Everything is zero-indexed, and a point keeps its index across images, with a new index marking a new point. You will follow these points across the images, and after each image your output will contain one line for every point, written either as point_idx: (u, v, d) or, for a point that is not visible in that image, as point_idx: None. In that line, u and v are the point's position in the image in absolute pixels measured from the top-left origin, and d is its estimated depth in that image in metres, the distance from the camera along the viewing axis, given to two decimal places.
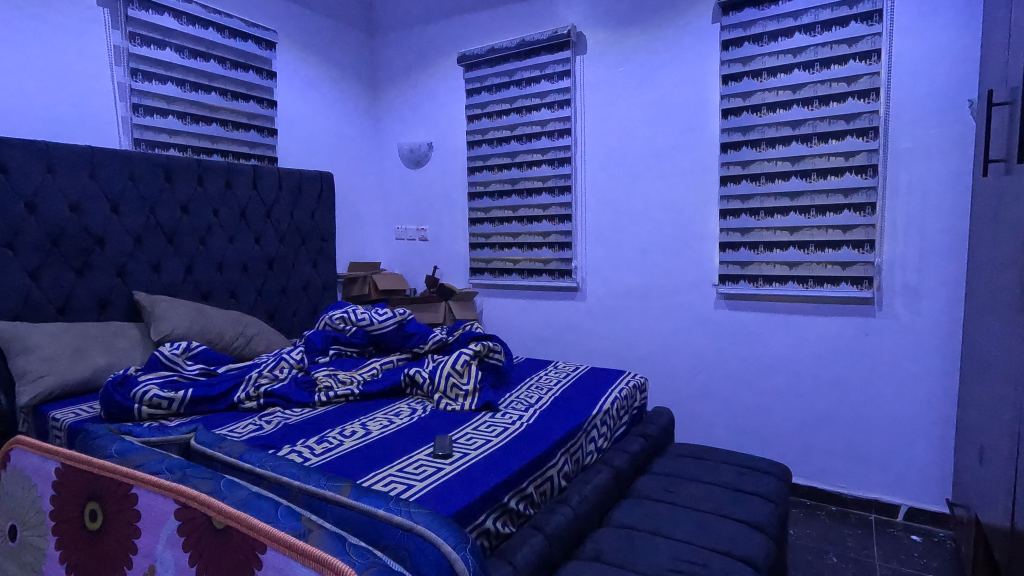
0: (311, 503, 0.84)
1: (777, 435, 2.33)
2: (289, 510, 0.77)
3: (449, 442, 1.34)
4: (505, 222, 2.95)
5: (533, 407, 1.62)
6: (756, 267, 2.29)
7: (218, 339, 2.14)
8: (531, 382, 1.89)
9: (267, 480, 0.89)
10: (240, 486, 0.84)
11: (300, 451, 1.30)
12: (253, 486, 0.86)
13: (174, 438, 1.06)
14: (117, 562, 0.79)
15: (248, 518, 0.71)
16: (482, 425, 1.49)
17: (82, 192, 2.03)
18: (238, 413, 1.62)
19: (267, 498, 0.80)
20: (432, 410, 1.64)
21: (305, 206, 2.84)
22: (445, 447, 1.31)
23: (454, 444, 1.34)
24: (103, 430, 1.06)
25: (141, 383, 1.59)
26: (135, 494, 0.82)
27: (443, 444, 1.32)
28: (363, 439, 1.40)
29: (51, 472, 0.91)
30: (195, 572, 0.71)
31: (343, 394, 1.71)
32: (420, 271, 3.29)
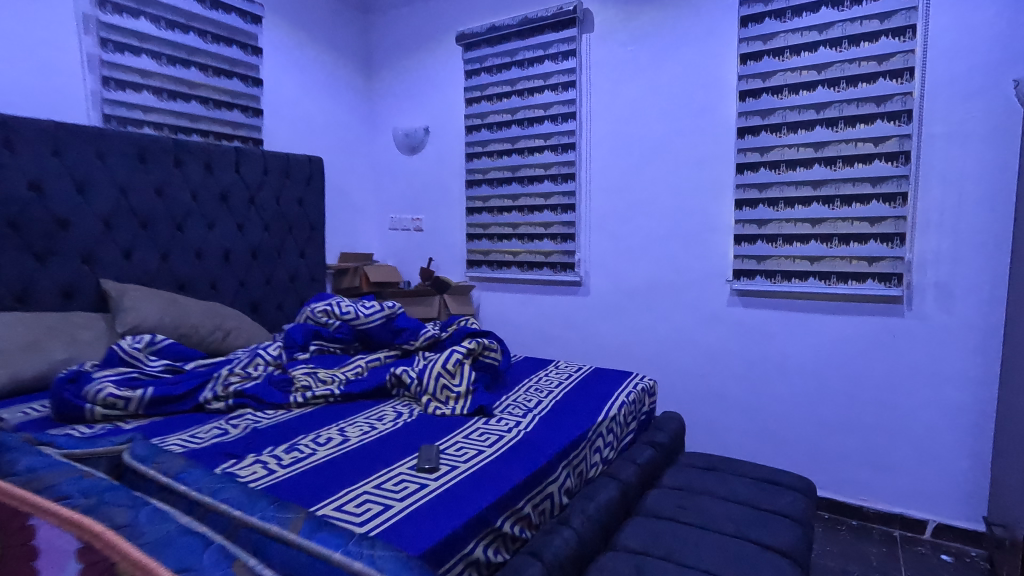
0: (253, 540, 0.67)
1: (794, 444, 2.17)
2: (220, 553, 0.60)
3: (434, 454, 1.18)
4: (504, 211, 2.78)
5: (532, 412, 1.46)
6: (774, 261, 2.12)
7: (193, 332, 1.98)
8: (529, 383, 1.73)
9: (204, 507, 0.73)
10: (165, 517, 0.67)
11: (265, 465, 1.14)
12: (184, 516, 0.69)
13: (103, 452, 0.88)
14: None
15: None
16: (476, 433, 1.33)
17: (44, 169, 1.87)
18: (204, 415, 1.45)
19: (196, 535, 0.64)
20: (420, 414, 1.47)
21: (292, 191, 2.67)
22: (430, 461, 1.15)
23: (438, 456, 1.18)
24: (17, 439, 0.88)
25: (96, 380, 1.43)
26: (33, 526, 0.66)
27: (427, 458, 1.16)
28: (339, 448, 1.23)
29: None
30: None
31: (322, 395, 1.55)
32: (414, 262, 3.12)
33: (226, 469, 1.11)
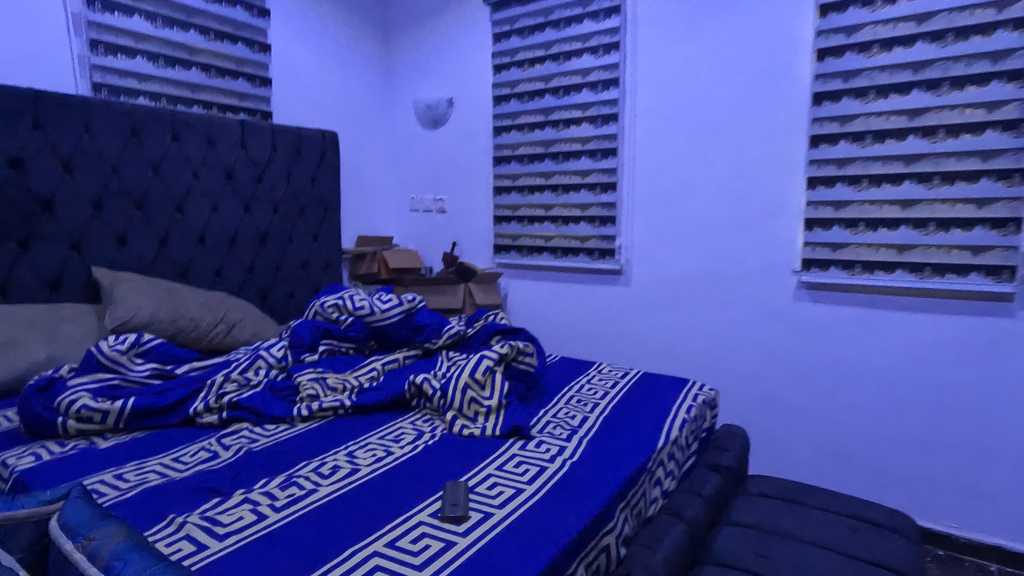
0: None
1: (868, 460, 1.89)
2: None
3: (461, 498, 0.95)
4: (536, 191, 2.51)
5: (577, 434, 1.22)
6: (853, 250, 1.82)
7: (192, 327, 1.78)
8: (570, 393, 1.48)
9: None
10: None
11: (254, 509, 0.92)
12: None
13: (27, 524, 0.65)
14: None
15: None
16: (512, 463, 1.09)
17: (24, 144, 1.67)
18: (194, 430, 1.25)
19: None
20: (444, 433, 1.24)
21: (304, 169, 2.44)
22: (457, 508, 0.92)
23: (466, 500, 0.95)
24: None
25: (69, 390, 1.23)
26: None
27: (452, 504, 0.92)
28: (346, 483, 1.01)
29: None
30: None
31: (331, 407, 1.33)
32: (437, 246, 2.88)
33: (206, 515, 0.90)
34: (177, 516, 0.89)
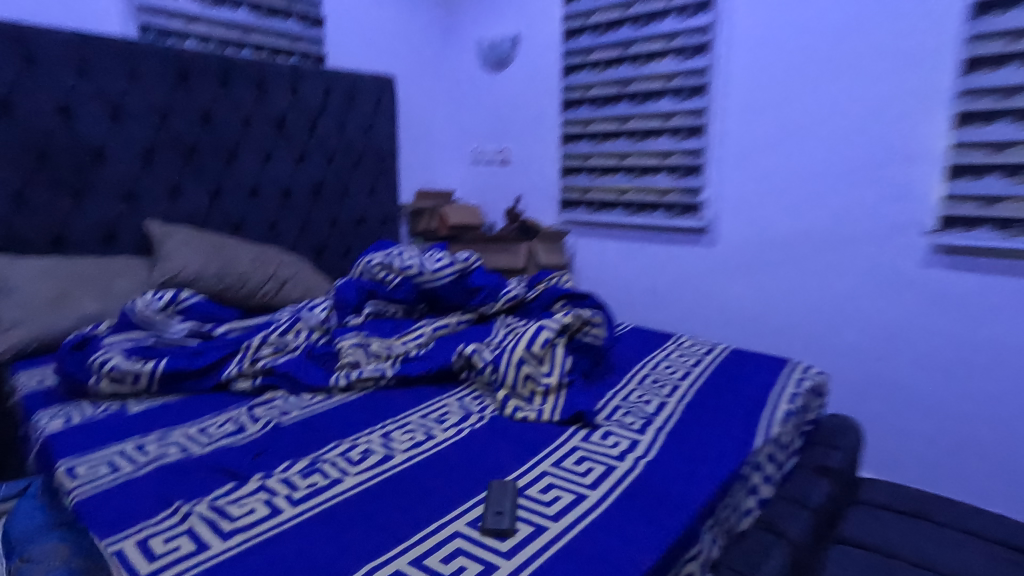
0: None
1: (1009, 463, 1.56)
2: None
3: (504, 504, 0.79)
4: (609, 139, 2.24)
5: (653, 425, 1.01)
6: (1012, 205, 1.45)
7: (241, 283, 1.71)
8: (644, 372, 1.27)
9: None
10: None
11: (269, 501, 0.79)
12: None
13: None
14: None
15: None
16: (572, 460, 0.91)
17: (71, 90, 1.60)
18: (227, 396, 1.15)
19: None
20: (495, 414, 1.07)
21: (359, 117, 2.29)
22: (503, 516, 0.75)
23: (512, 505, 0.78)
24: None
25: (104, 348, 1.16)
26: None
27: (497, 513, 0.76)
28: (376, 473, 0.87)
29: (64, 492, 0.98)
30: None
31: (371, 377, 1.19)
32: (499, 201, 2.68)
33: (215, 505, 0.78)
34: (185, 504, 0.78)
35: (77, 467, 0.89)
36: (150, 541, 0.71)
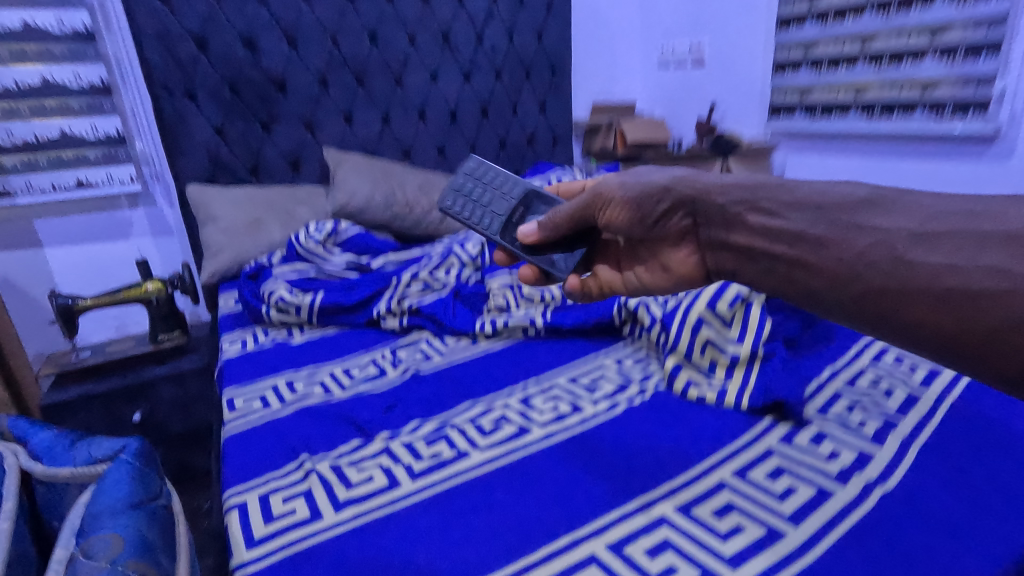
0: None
1: None
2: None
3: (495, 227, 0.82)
4: (848, 12, 1.65)
5: (895, 433, 0.70)
6: None
7: (407, 212, 1.69)
8: (881, 345, 0.92)
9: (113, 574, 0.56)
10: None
11: (389, 469, 0.71)
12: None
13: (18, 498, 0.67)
14: None
15: None
16: (765, 472, 0.66)
17: (253, 20, 1.65)
18: (377, 334, 1.12)
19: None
20: (661, 388, 0.85)
21: (529, 22, 2.06)
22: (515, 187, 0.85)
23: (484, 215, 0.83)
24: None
25: (273, 279, 1.20)
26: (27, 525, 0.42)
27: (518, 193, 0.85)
28: (506, 449, 0.73)
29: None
30: None
31: (518, 325, 1.04)
32: (690, 111, 2.26)
33: (337, 465, 0.72)
34: (309, 460, 0.74)
35: (236, 398, 0.92)
36: (271, 498, 0.68)
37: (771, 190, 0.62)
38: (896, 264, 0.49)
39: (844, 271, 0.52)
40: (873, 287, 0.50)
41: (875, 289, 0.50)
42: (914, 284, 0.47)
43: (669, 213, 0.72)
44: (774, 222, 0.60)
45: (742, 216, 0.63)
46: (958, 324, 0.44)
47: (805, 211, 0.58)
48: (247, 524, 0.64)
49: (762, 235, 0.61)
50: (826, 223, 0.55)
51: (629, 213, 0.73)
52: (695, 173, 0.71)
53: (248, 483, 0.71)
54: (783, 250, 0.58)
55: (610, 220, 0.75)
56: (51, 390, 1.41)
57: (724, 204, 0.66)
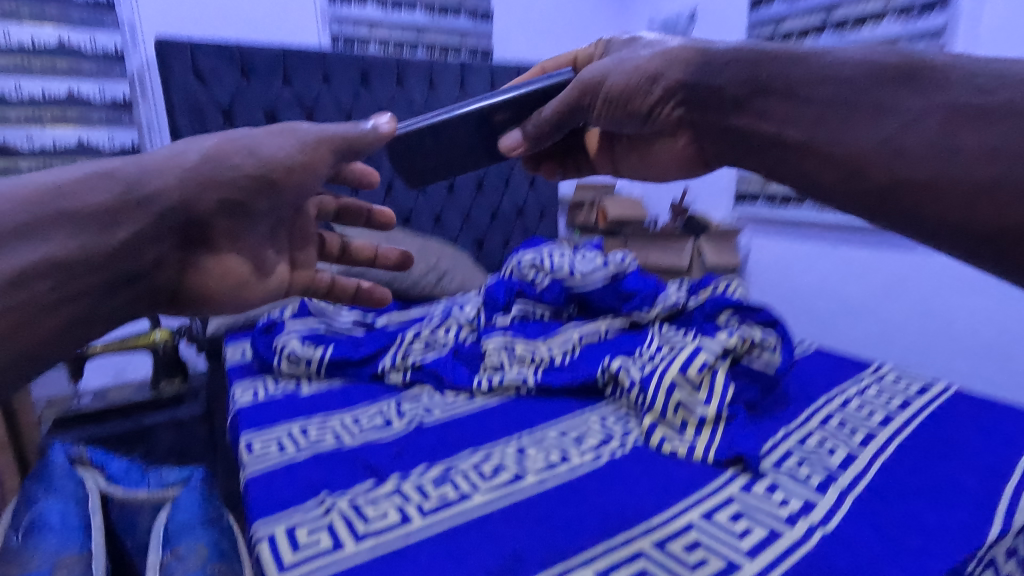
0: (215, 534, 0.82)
1: None
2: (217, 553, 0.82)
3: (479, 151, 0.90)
4: None
5: (836, 485, 0.83)
6: None
7: (405, 274, 1.82)
8: (828, 410, 1.06)
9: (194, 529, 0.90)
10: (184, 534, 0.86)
11: (402, 507, 0.80)
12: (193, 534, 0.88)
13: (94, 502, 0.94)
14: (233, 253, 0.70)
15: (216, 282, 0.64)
16: (727, 515, 0.77)
17: (277, 98, 1.83)
18: (381, 387, 1.22)
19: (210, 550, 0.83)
20: (639, 443, 0.97)
21: None
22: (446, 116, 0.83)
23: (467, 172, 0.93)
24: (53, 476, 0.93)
25: (285, 333, 1.31)
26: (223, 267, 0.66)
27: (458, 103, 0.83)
28: (505, 492, 0.84)
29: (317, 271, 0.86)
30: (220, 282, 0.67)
31: (512, 383, 1.16)
32: (665, 193, 2.49)
33: (354, 503, 0.81)
34: (329, 498, 0.82)
35: (254, 442, 1.01)
36: (296, 530, 0.76)
37: (771, 65, 0.59)
38: (929, 149, 0.47)
39: (862, 160, 0.50)
40: (891, 177, 0.49)
41: (911, 177, 0.47)
42: (940, 175, 0.46)
43: (661, 103, 0.70)
44: (785, 104, 0.56)
45: (749, 100, 0.60)
46: (979, 214, 0.44)
47: (823, 83, 0.54)
48: (278, 552, 0.72)
49: (762, 118, 0.59)
50: (847, 103, 0.52)
51: (634, 91, 0.72)
52: (701, 53, 0.66)
53: (274, 517, 0.79)
54: (794, 134, 0.55)
55: (610, 99, 0.75)
56: (49, 431, 1.44)
57: (731, 87, 0.62)
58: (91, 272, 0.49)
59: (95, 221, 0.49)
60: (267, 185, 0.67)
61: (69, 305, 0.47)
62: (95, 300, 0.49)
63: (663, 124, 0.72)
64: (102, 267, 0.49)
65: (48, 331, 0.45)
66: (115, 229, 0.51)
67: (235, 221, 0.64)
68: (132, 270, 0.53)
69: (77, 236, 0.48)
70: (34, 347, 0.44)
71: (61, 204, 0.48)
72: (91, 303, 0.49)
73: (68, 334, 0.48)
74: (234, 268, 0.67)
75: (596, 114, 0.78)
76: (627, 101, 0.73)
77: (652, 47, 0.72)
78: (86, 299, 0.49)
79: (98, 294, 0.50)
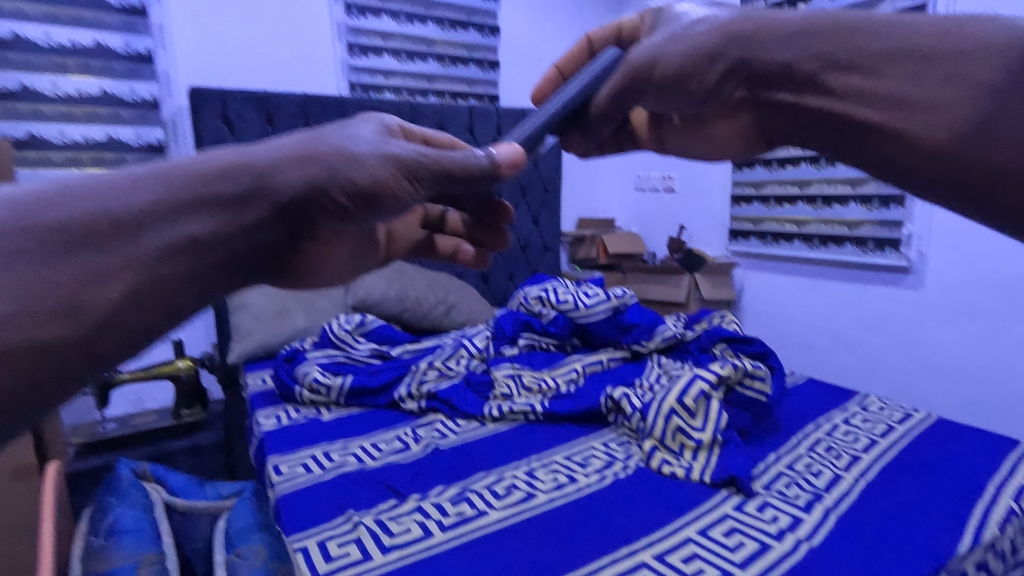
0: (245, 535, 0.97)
1: None
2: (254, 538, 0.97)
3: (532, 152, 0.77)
4: (789, 163, 2.04)
5: (822, 504, 0.90)
6: None
7: (416, 307, 1.91)
8: (817, 436, 1.14)
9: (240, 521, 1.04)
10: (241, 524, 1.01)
11: (423, 523, 0.87)
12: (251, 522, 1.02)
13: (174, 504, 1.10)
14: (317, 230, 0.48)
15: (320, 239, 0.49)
16: (721, 531, 0.84)
17: None
18: (398, 414, 1.30)
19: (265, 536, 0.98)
20: (641, 466, 1.04)
21: None
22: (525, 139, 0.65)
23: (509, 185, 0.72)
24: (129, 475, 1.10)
25: (307, 362, 1.39)
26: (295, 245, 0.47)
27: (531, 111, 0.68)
28: (518, 510, 0.91)
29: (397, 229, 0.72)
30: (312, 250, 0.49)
31: (521, 410, 1.24)
32: (663, 229, 2.60)
33: (379, 519, 0.89)
34: (356, 514, 0.89)
35: (281, 464, 1.08)
36: (327, 543, 0.83)
37: (856, 37, 0.47)
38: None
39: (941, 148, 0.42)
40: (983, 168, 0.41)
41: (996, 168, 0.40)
42: None
43: (722, 83, 0.57)
44: (866, 83, 0.46)
45: (816, 78, 0.49)
46: None
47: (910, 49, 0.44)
48: (312, 563, 0.79)
49: (832, 97, 0.48)
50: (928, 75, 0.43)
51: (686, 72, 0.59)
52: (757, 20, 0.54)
53: (306, 531, 0.86)
54: (868, 113, 0.46)
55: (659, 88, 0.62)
56: (77, 457, 1.51)
57: (791, 61, 0.51)
58: (193, 262, 0.37)
59: (217, 203, 0.39)
60: (389, 201, 0.51)
61: (166, 300, 0.36)
62: (204, 290, 0.38)
63: (723, 105, 0.60)
64: (203, 259, 0.38)
65: (143, 325, 0.35)
66: (223, 218, 0.39)
67: (344, 222, 0.49)
68: (235, 257, 0.40)
69: (185, 221, 0.37)
70: (126, 342, 0.34)
71: (190, 185, 0.38)
72: (204, 285, 0.38)
73: (170, 322, 0.37)
74: (337, 256, 0.54)
75: (643, 96, 0.65)
76: (685, 82, 0.60)
77: (706, 21, 0.59)
78: (188, 290, 0.37)
79: (207, 282, 0.38)
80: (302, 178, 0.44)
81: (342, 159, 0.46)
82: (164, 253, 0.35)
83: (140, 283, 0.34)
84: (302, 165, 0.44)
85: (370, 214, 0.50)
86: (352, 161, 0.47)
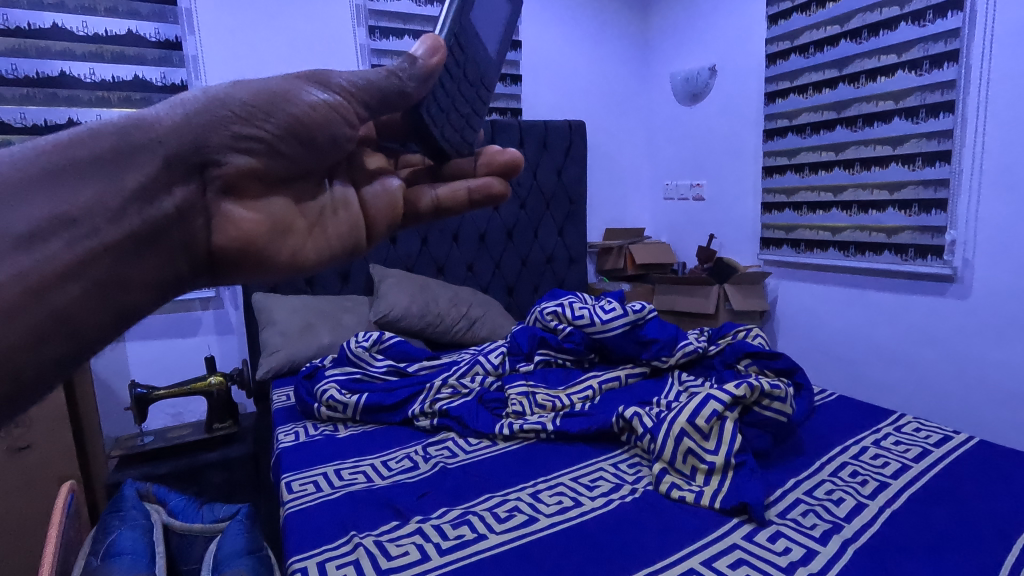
0: (231, 552, 1.01)
1: None
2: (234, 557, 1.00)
3: (491, 46, 0.77)
4: (821, 169, 1.96)
5: (841, 535, 0.85)
6: None
7: (438, 322, 1.93)
8: (843, 460, 1.07)
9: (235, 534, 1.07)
10: (233, 539, 1.05)
11: (422, 546, 0.87)
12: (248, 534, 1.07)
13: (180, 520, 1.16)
14: (239, 188, 0.57)
15: (244, 190, 0.57)
16: (727, 562, 0.80)
17: None
18: (411, 432, 1.31)
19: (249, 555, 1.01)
20: (650, 489, 1.01)
21: (551, 162, 2.41)
22: (447, 33, 0.66)
23: (479, 101, 0.73)
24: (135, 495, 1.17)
25: (325, 380, 1.42)
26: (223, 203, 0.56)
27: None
28: (515, 534, 0.89)
29: (403, 190, 0.72)
30: (245, 207, 0.57)
31: (532, 429, 1.22)
32: (692, 239, 2.53)
33: (379, 541, 0.89)
34: (356, 536, 0.90)
35: (293, 482, 1.10)
36: (327, 564, 0.84)
37: None
38: None
39: None
40: None
41: None
42: None
43: None
44: None
45: None
46: None
47: None
48: None
49: None
50: None
51: None
52: None
53: (307, 552, 0.87)
54: None
55: None
56: (117, 470, 1.59)
57: None
58: (66, 256, 0.43)
59: (92, 171, 0.46)
60: (311, 118, 0.58)
61: (45, 302, 0.41)
62: (91, 282, 0.44)
63: None
64: (78, 240, 0.44)
65: (19, 337, 0.40)
66: (101, 183, 0.46)
67: (264, 160, 0.57)
68: (126, 231, 0.47)
69: (51, 202, 0.43)
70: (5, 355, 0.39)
71: (56, 163, 0.45)
72: (94, 273, 0.44)
73: (59, 327, 0.42)
74: (284, 214, 0.60)
75: None
76: None
77: None
78: (74, 285, 0.43)
79: (92, 270, 0.44)
80: (182, 125, 0.52)
81: (212, 100, 0.54)
82: (28, 242, 0.41)
83: (9, 283, 0.39)
84: (182, 112, 0.53)
85: (285, 142, 0.57)
86: (231, 90, 0.55)
